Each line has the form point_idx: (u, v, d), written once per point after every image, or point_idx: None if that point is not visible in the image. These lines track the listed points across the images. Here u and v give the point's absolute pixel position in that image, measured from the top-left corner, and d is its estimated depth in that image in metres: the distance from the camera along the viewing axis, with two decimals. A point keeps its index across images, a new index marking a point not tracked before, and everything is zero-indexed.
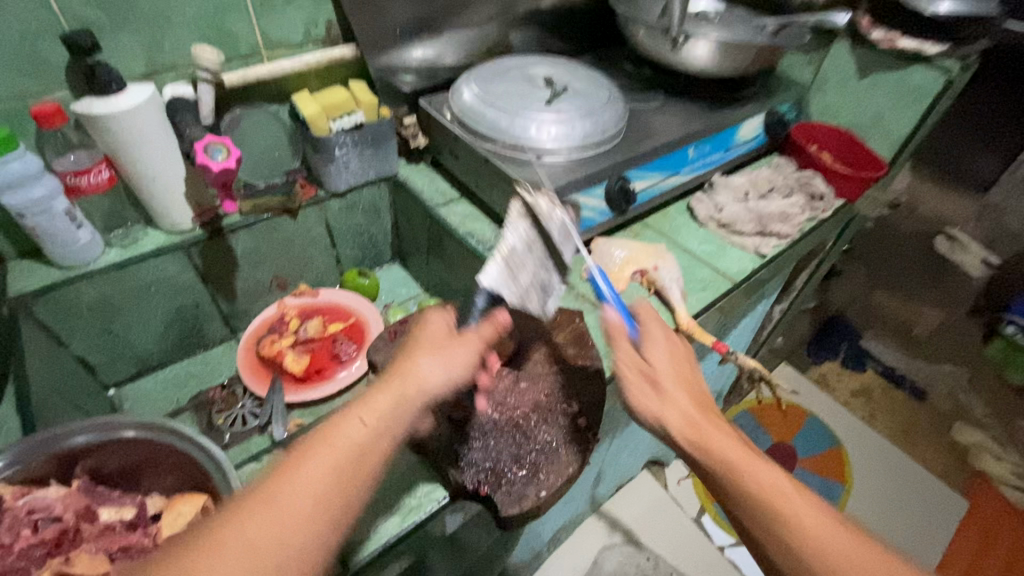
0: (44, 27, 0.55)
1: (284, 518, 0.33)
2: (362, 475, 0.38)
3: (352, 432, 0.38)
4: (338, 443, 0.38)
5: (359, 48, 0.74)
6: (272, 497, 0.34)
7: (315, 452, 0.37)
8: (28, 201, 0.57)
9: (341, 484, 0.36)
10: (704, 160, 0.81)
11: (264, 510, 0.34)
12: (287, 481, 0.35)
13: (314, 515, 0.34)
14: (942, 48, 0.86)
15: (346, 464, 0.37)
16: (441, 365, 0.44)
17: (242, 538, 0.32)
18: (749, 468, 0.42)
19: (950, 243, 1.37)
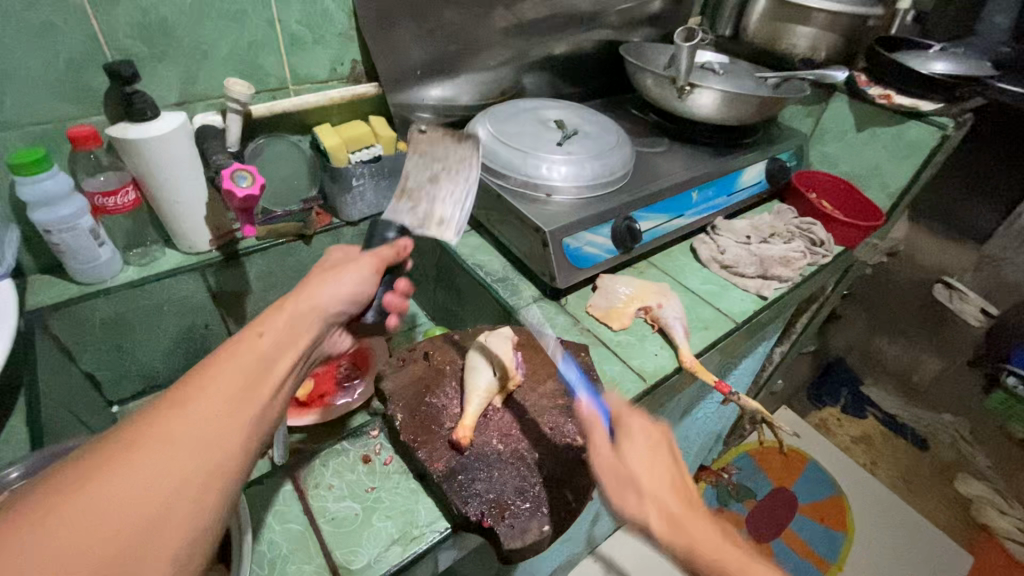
0: (88, 56, 0.58)
1: (199, 417, 0.31)
2: (277, 373, 0.37)
3: (263, 343, 0.38)
4: (245, 352, 0.36)
5: (381, 86, 0.78)
6: (182, 398, 0.32)
7: (222, 362, 0.35)
8: (56, 219, 0.58)
9: (259, 385, 0.35)
10: (708, 203, 0.83)
11: (176, 411, 0.31)
12: (196, 386, 0.33)
13: (232, 412, 0.33)
14: (937, 106, 0.90)
15: (258, 367, 0.36)
16: (342, 279, 0.48)
17: (162, 438, 0.30)
18: (701, 543, 0.40)
19: (949, 291, 1.37)
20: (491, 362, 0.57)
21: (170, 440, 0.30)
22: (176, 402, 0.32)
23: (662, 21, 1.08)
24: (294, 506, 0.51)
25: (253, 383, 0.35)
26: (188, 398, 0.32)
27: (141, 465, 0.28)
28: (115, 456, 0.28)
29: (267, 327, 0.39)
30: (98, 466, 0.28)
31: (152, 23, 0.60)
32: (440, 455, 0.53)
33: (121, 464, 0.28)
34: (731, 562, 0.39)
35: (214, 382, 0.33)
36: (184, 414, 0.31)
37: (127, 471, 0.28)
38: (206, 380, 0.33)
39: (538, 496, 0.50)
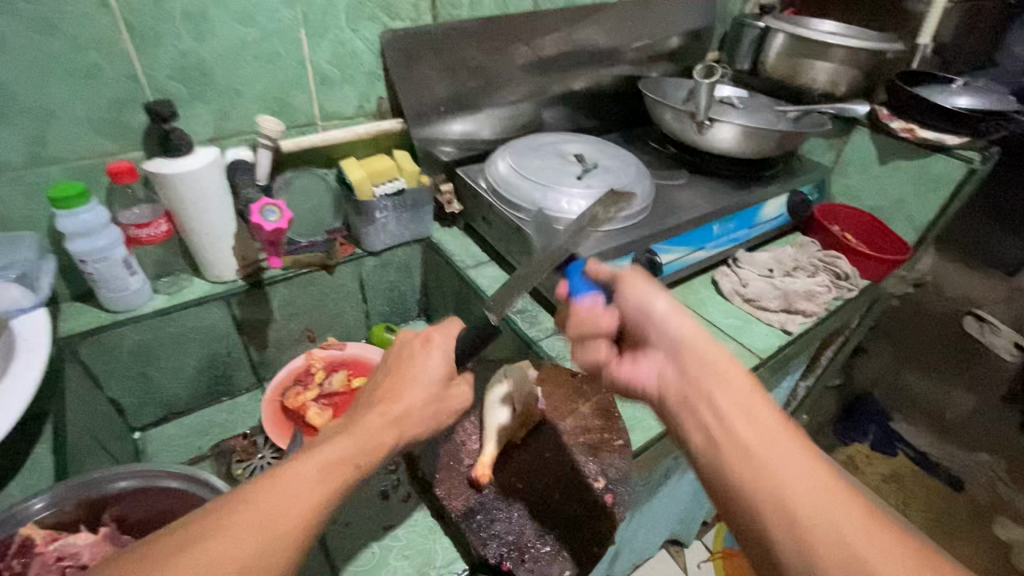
0: (130, 96, 0.61)
1: (291, 498, 0.35)
2: (355, 463, 0.40)
3: (352, 433, 0.41)
4: (335, 450, 0.39)
5: (405, 121, 0.80)
6: (274, 484, 0.35)
7: (319, 449, 0.39)
8: (92, 250, 0.60)
9: (338, 472, 0.38)
10: (729, 236, 0.83)
11: (276, 490, 0.35)
12: (292, 474, 0.36)
13: (312, 517, 0.35)
14: (960, 139, 0.89)
15: (342, 453, 0.40)
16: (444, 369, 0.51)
17: (260, 517, 0.33)
18: (772, 446, 0.37)
19: (981, 325, 1.47)
20: (511, 397, 0.56)
21: (270, 518, 0.33)
22: (274, 484, 0.35)
23: (680, 56, 1.10)
24: (311, 544, 0.51)
25: (337, 470, 0.38)
26: (291, 479, 0.36)
27: (245, 534, 0.32)
28: (222, 530, 0.32)
29: (357, 416, 0.44)
30: (207, 533, 0.31)
31: (191, 65, 0.63)
32: (459, 493, 0.52)
33: (229, 535, 0.31)
34: (798, 470, 0.36)
35: (310, 470, 0.37)
36: (280, 495, 0.34)
37: (225, 546, 0.31)
38: (302, 467, 0.37)
39: (559, 538, 0.49)
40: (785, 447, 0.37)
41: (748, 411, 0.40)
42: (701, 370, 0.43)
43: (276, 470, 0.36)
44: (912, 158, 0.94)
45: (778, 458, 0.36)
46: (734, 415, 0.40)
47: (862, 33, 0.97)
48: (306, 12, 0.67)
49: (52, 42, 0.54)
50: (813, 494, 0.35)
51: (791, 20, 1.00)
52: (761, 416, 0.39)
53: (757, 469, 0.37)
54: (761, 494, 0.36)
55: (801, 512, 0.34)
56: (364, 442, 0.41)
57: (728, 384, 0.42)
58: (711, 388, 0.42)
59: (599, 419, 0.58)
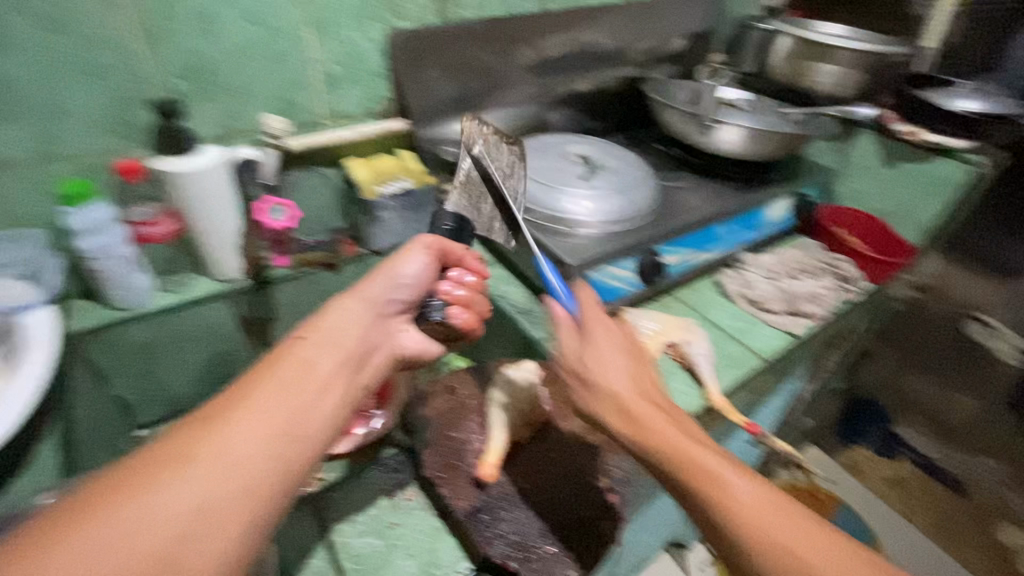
0: (140, 96, 0.61)
1: (241, 428, 0.34)
2: (315, 381, 0.39)
3: (302, 354, 0.40)
4: (289, 366, 0.39)
5: (411, 121, 0.81)
6: (221, 414, 0.34)
7: (266, 373, 0.38)
8: (99, 248, 0.61)
9: (296, 396, 0.37)
10: (733, 237, 0.83)
11: (224, 423, 0.34)
12: (245, 397, 0.36)
13: (277, 429, 0.35)
14: (965, 143, 0.89)
15: (297, 375, 0.39)
16: (408, 265, 0.52)
17: (209, 450, 0.32)
18: (719, 475, 0.41)
19: (984, 328, 1.34)
20: (516, 399, 0.56)
21: (220, 451, 0.32)
22: (220, 417, 0.34)
23: (685, 59, 1.11)
24: (316, 542, 0.51)
25: (293, 395, 0.37)
26: (240, 408, 0.35)
27: (194, 466, 0.31)
28: (169, 465, 0.31)
29: (311, 333, 0.43)
30: (150, 472, 0.30)
31: (200, 64, 0.63)
32: (464, 492, 0.52)
33: (175, 469, 0.31)
34: (748, 498, 0.40)
35: (257, 396, 0.36)
36: (227, 427, 0.34)
37: (175, 480, 0.30)
38: (251, 395, 0.36)
39: (563, 538, 0.49)
40: (730, 477, 0.41)
41: (683, 452, 0.43)
42: (649, 419, 0.45)
43: (221, 400, 0.35)
44: (918, 161, 0.94)
45: (732, 489, 0.41)
46: (680, 454, 0.43)
47: (867, 36, 0.97)
48: (314, 13, 0.67)
49: (63, 40, 0.55)
50: (768, 514, 0.39)
51: (796, 23, 1.00)
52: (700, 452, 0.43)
53: (716, 507, 0.40)
54: (734, 527, 0.39)
55: (760, 533, 0.38)
56: (319, 363, 0.40)
57: (668, 426, 0.45)
58: (656, 423, 0.45)
59: None
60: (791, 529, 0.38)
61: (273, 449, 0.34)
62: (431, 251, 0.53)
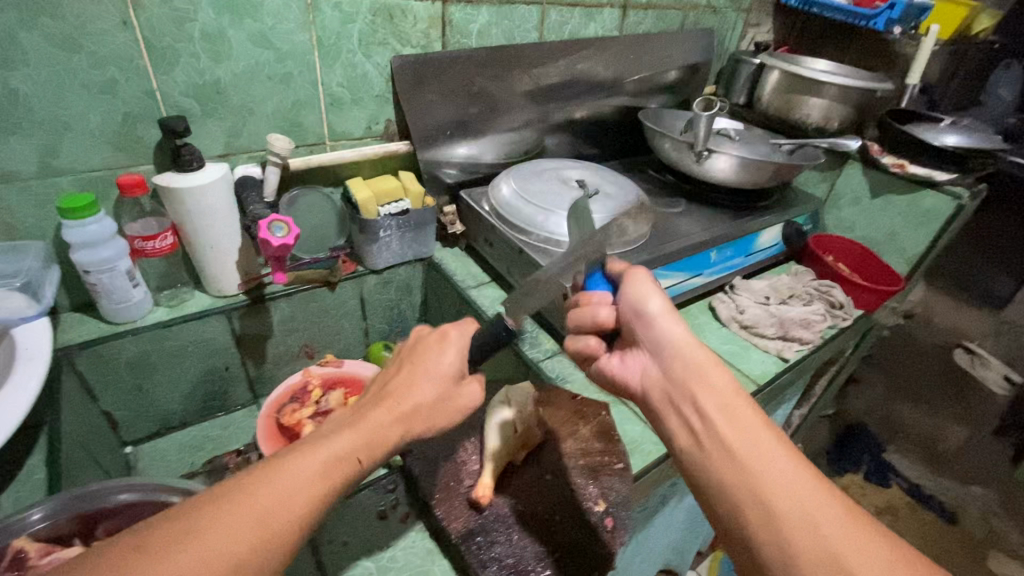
0: (145, 112, 0.62)
1: (246, 523, 0.31)
2: (333, 484, 0.35)
3: (333, 444, 0.37)
4: (304, 458, 0.35)
5: (412, 144, 0.83)
6: (230, 500, 0.32)
7: (290, 460, 0.35)
8: (96, 260, 0.60)
9: (300, 501, 0.33)
10: (726, 263, 0.85)
11: (234, 511, 0.31)
12: (244, 495, 0.32)
13: (277, 537, 0.32)
14: (951, 176, 0.91)
15: (312, 476, 0.34)
16: (440, 352, 0.45)
17: (194, 552, 0.29)
18: (751, 445, 0.40)
19: (970, 356, 1.51)
20: (513, 420, 0.56)
21: (215, 546, 0.30)
22: (231, 503, 0.31)
23: (677, 89, 1.14)
24: (308, 565, 0.50)
25: (308, 495, 0.34)
26: (240, 501, 0.32)
27: (187, 555, 0.28)
28: (164, 550, 0.28)
29: (346, 423, 0.39)
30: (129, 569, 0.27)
31: (206, 84, 0.64)
32: (459, 514, 0.52)
33: (168, 554, 0.28)
34: (785, 477, 0.37)
35: (266, 497, 0.32)
36: (231, 514, 0.31)
37: (163, 571, 0.28)
38: (270, 483, 0.33)
39: (558, 563, 0.48)
40: (775, 457, 0.38)
41: (732, 409, 0.42)
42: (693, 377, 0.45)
43: (239, 483, 0.33)
44: (903, 193, 0.96)
45: (767, 466, 0.38)
46: (732, 420, 0.41)
47: (853, 72, 1.01)
48: (320, 37, 0.69)
49: (72, 57, 0.55)
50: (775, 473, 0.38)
51: (784, 58, 1.04)
52: (754, 423, 0.41)
53: (755, 474, 0.38)
54: (739, 484, 0.38)
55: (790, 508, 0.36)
56: (345, 461, 0.37)
57: (727, 395, 0.43)
58: (728, 392, 0.43)
59: (601, 441, 0.58)
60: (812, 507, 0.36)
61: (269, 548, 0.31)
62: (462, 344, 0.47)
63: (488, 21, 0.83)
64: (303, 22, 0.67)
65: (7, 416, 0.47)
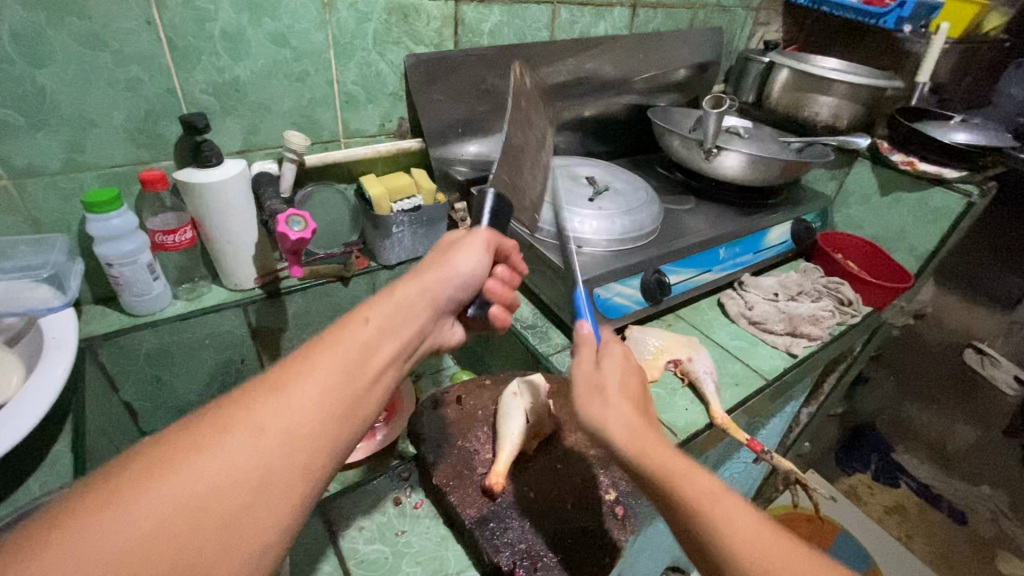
0: (167, 109, 0.64)
1: (297, 406, 0.33)
2: (376, 363, 0.39)
3: (355, 340, 0.39)
4: (344, 345, 0.38)
5: (424, 141, 0.84)
6: (282, 383, 0.34)
7: (328, 348, 0.37)
8: (119, 253, 0.62)
9: (354, 374, 0.37)
10: (735, 259, 0.85)
11: (287, 388, 0.33)
12: (301, 371, 0.35)
13: (342, 410, 0.35)
14: (961, 175, 0.92)
15: (356, 357, 0.38)
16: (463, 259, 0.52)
17: (273, 416, 0.32)
18: (733, 527, 0.36)
19: (981, 356, 1.45)
20: (526, 412, 0.57)
21: (285, 422, 0.32)
22: (284, 385, 0.34)
23: (686, 87, 1.15)
24: (326, 548, 0.52)
25: (355, 375, 0.37)
26: (296, 380, 0.34)
27: (258, 423, 0.31)
28: (219, 432, 0.30)
29: (373, 316, 0.42)
30: (207, 434, 0.30)
31: (225, 82, 0.66)
32: (472, 501, 0.53)
33: (227, 435, 0.30)
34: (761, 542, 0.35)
35: (315, 378, 0.35)
36: (292, 395, 0.33)
37: (237, 444, 0.30)
38: (316, 364, 0.36)
39: (569, 549, 0.49)
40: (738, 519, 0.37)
41: (684, 481, 0.39)
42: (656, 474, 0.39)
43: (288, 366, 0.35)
44: (912, 191, 0.97)
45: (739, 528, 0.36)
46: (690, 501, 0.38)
47: (863, 70, 1.01)
48: (336, 36, 0.70)
49: (97, 55, 0.57)
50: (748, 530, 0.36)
51: (794, 57, 1.05)
52: (707, 487, 0.38)
53: (717, 543, 0.36)
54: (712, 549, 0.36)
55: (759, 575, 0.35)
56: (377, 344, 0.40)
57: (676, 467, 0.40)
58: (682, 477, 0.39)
59: None
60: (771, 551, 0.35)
61: (337, 418, 0.34)
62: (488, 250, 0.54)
63: (499, 20, 0.84)
64: (320, 21, 0.68)
65: (44, 394, 0.50)
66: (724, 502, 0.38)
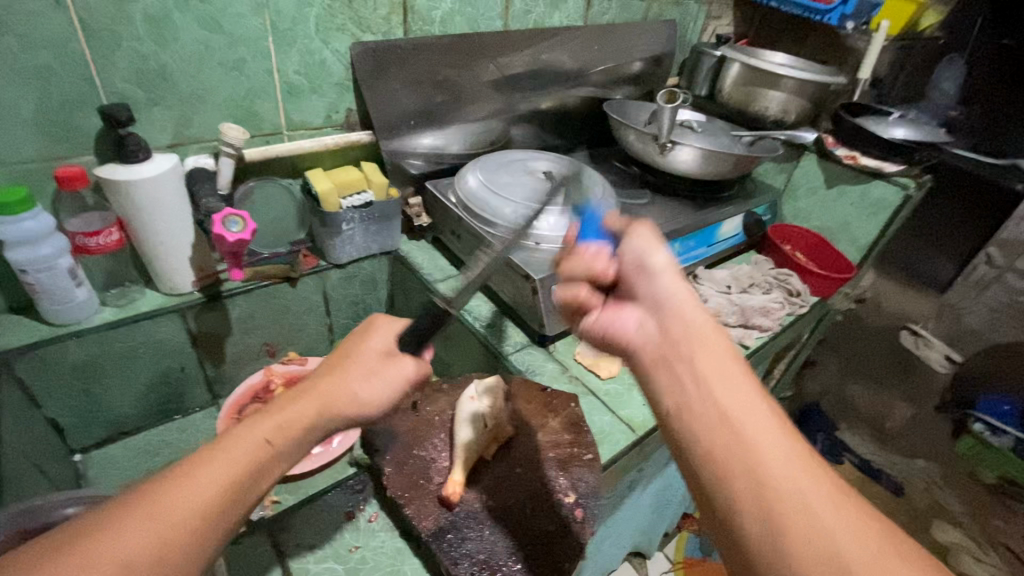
0: (83, 98, 0.58)
1: (170, 534, 0.29)
2: (270, 475, 0.35)
3: (261, 442, 0.35)
4: (242, 447, 0.34)
5: (374, 134, 0.80)
6: (155, 505, 0.29)
7: (220, 456, 0.33)
8: (34, 259, 0.56)
9: (250, 486, 0.33)
10: (690, 253, 0.86)
11: (146, 518, 0.29)
12: (183, 485, 0.31)
13: (224, 529, 0.31)
14: (899, 167, 0.96)
15: (256, 464, 0.34)
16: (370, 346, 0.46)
17: (136, 546, 0.28)
18: (760, 440, 0.34)
19: (915, 337, 1.58)
20: (481, 412, 0.56)
21: (143, 551, 0.28)
22: (153, 509, 0.29)
23: (642, 80, 1.15)
24: (275, 570, 0.49)
25: (244, 484, 0.33)
26: (183, 493, 0.30)
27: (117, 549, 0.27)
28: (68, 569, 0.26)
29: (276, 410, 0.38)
30: (56, 571, 0.25)
31: (151, 69, 0.61)
32: (429, 512, 0.52)
33: (83, 570, 0.26)
34: (789, 468, 0.33)
35: (202, 490, 0.31)
36: (159, 521, 0.29)
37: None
38: (198, 481, 0.31)
39: (530, 555, 0.49)
40: (774, 439, 0.34)
41: (725, 377, 0.38)
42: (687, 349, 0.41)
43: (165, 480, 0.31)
44: (856, 184, 1.00)
45: (763, 451, 0.33)
46: (731, 424, 0.35)
47: (810, 66, 1.04)
48: (274, 21, 0.66)
49: None
50: (773, 445, 0.34)
51: (744, 51, 1.06)
52: (756, 411, 0.36)
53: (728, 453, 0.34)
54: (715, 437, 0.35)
55: (768, 486, 0.32)
56: (277, 452, 0.36)
57: (719, 358, 0.39)
58: (718, 377, 0.38)
59: (569, 433, 0.58)
60: (788, 465, 0.33)
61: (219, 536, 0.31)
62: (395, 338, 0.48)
63: (450, 8, 0.81)
64: (255, 6, 0.64)
65: None
66: (748, 398, 0.37)
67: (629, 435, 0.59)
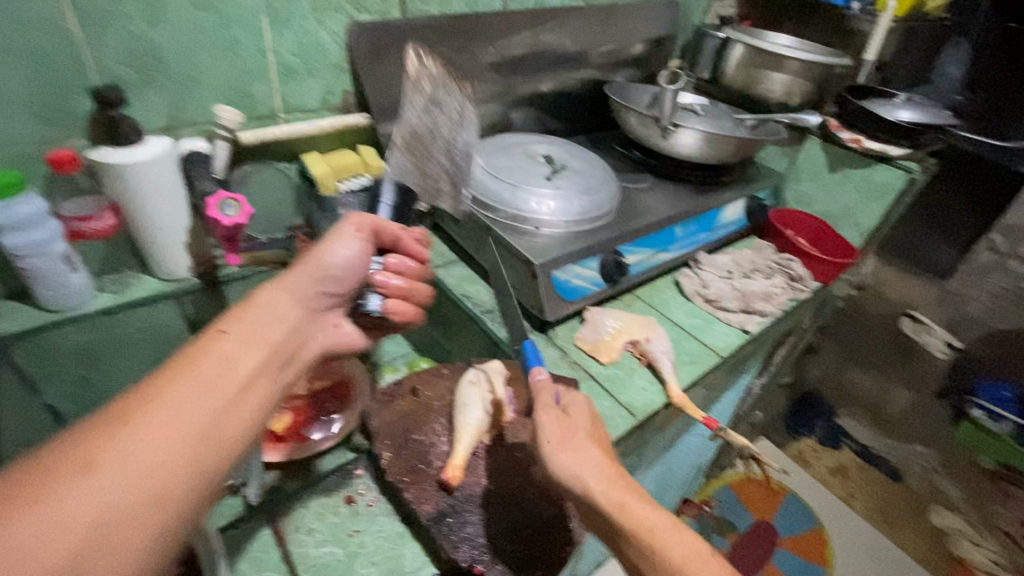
0: (74, 80, 0.57)
1: (150, 440, 0.31)
2: (239, 380, 0.36)
3: (223, 355, 0.37)
4: (205, 364, 0.35)
5: (371, 117, 0.79)
6: (126, 417, 0.31)
7: (184, 369, 0.35)
8: (29, 244, 0.55)
9: (220, 393, 0.35)
10: (692, 238, 0.85)
11: (123, 431, 0.30)
12: (152, 398, 0.32)
13: (207, 431, 0.33)
14: (904, 151, 0.95)
15: (221, 371, 0.36)
16: (339, 249, 0.48)
17: (119, 456, 0.29)
18: (677, 553, 0.44)
19: None
20: (482, 401, 0.56)
21: (126, 455, 0.29)
22: (126, 421, 0.31)
23: (643, 63, 1.13)
24: (276, 554, 0.49)
25: (214, 392, 0.35)
26: (153, 406, 0.32)
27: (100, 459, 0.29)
28: (58, 479, 0.27)
29: (233, 327, 0.39)
30: (47, 481, 0.27)
31: (142, 50, 0.59)
32: (429, 496, 0.52)
33: (75, 479, 0.28)
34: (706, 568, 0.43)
35: (174, 400, 0.33)
36: (137, 430, 0.30)
37: (73, 490, 0.27)
38: (169, 393, 0.33)
39: (530, 539, 0.49)
40: (689, 551, 0.44)
41: (641, 518, 0.45)
42: (620, 500, 0.46)
43: (131, 398, 0.32)
44: (860, 168, 0.99)
45: (688, 565, 0.43)
46: (658, 544, 0.44)
47: (814, 48, 1.02)
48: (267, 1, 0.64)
49: None
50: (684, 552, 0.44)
51: (748, 32, 1.04)
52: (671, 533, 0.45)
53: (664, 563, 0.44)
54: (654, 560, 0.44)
55: None
56: (240, 363, 0.37)
57: (634, 499, 0.46)
58: (637, 511, 0.45)
59: None
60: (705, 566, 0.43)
61: (206, 438, 0.33)
62: (364, 233, 0.51)
63: None
64: None
65: None
66: (661, 518, 0.46)
67: (628, 422, 0.60)
